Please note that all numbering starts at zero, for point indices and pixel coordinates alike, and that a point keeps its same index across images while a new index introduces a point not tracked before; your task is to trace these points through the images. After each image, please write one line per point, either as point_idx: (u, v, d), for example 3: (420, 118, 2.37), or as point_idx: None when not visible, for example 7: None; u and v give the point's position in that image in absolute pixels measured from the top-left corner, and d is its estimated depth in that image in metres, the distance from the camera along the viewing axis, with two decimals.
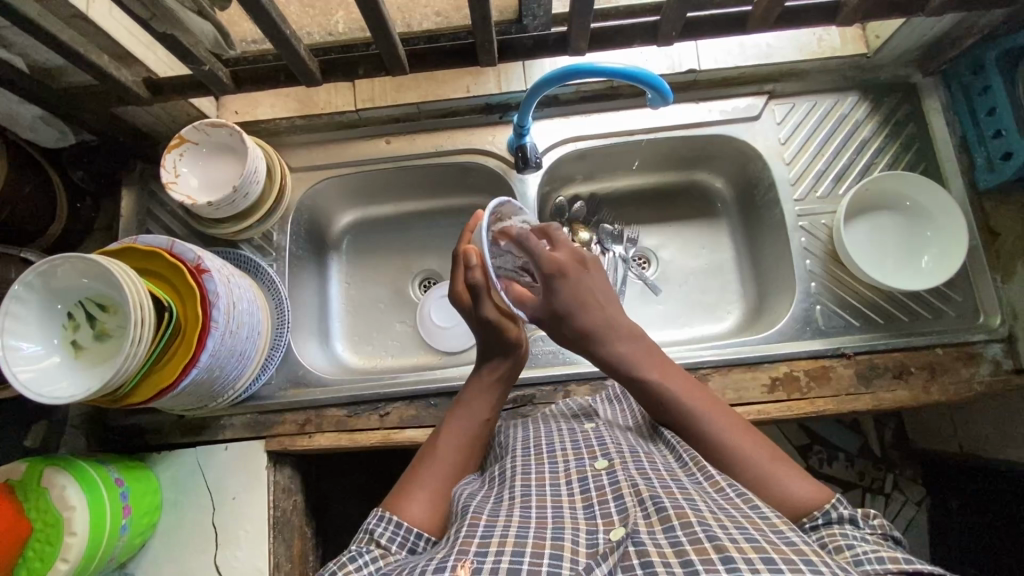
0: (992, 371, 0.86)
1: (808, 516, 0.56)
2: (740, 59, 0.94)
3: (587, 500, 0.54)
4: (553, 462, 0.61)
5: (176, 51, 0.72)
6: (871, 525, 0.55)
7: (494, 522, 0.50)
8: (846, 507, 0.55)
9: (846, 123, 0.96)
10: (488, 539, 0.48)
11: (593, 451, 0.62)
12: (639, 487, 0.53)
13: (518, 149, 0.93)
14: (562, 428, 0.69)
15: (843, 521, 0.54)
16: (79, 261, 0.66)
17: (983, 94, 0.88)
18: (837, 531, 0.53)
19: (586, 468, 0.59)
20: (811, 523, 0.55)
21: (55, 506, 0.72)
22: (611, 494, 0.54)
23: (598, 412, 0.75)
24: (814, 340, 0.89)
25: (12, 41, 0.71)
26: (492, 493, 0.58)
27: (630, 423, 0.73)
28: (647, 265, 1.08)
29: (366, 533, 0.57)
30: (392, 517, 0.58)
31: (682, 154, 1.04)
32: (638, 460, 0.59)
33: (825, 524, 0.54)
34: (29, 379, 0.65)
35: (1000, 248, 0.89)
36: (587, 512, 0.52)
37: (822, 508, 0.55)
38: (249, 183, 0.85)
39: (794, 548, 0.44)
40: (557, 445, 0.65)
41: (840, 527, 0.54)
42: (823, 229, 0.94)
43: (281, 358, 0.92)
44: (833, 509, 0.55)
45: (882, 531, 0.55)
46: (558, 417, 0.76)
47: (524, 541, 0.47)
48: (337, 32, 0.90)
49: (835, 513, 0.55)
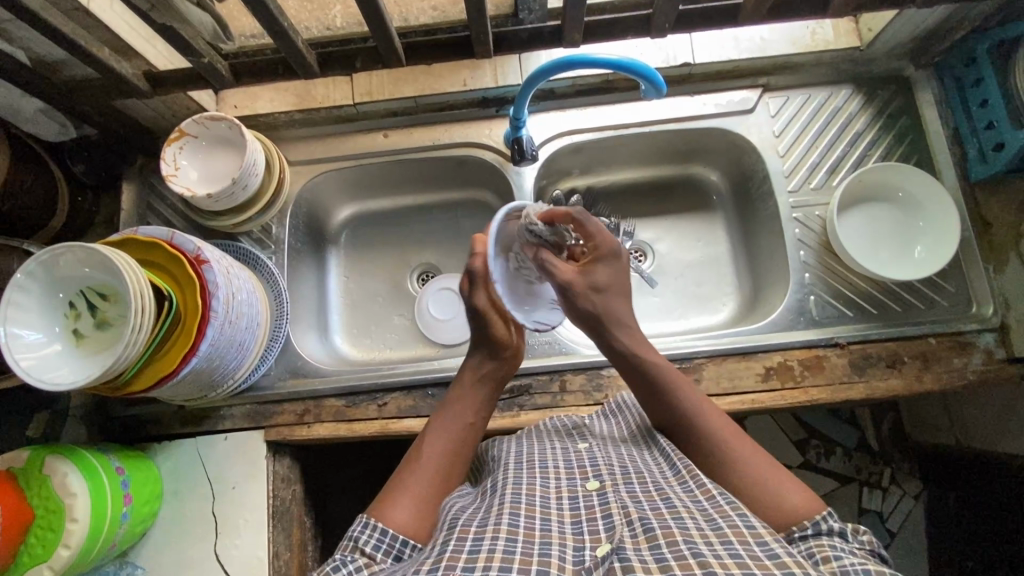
0: (985, 361, 0.86)
1: (798, 525, 0.57)
2: (735, 52, 0.94)
3: (576, 516, 0.56)
4: (545, 478, 0.62)
5: (175, 44, 0.73)
6: (858, 541, 0.57)
7: (483, 534, 0.52)
8: (836, 520, 0.57)
9: (840, 116, 0.97)
10: (475, 553, 0.50)
11: (585, 470, 0.63)
12: (629, 509, 0.54)
13: (515, 142, 0.92)
14: (556, 447, 0.69)
15: (831, 534, 0.56)
16: (81, 250, 0.67)
17: (976, 86, 0.89)
18: (825, 542, 0.54)
19: (577, 487, 0.60)
20: (800, 533, 0.56)
21: (56, 494, 0.73)
22: (600, 512, 0.56)
23: (592, 429, 0.77)
24: (808, 330, 0.90)
25: (14, 34, 0.72)
26: (480, 505, 0.59)
27: (624, 437, 0.74)
28: (644, 258, 1.08)
29: (350, 540, 0.59)
30: (377, 525, 0.59)
31: (678, 147, 1.04)
32: (629, 482, 0.60)
33: (814, 535, 0.56)
34: (30, 366, 0.67)
35: (993, 239, 0.90)
36: (575, 527, 0.54)
37: (812, 518, 0.57)
38: (249, 175, 0.86)
39: (777, 561, 0.46)
40: (551, 461, 0.66)
41: (829, 539, 0.55)
42: (817, 221, 0.94)
43: (280, 349, 0.93)
44: (823, 521, 0.57)
45: (870, 547, 0.57)
46: (551, 434, 0.75)
47: (511, 556, 0.49)
48: (335, 26, 0.92)
49: (825, 525, 0.56)
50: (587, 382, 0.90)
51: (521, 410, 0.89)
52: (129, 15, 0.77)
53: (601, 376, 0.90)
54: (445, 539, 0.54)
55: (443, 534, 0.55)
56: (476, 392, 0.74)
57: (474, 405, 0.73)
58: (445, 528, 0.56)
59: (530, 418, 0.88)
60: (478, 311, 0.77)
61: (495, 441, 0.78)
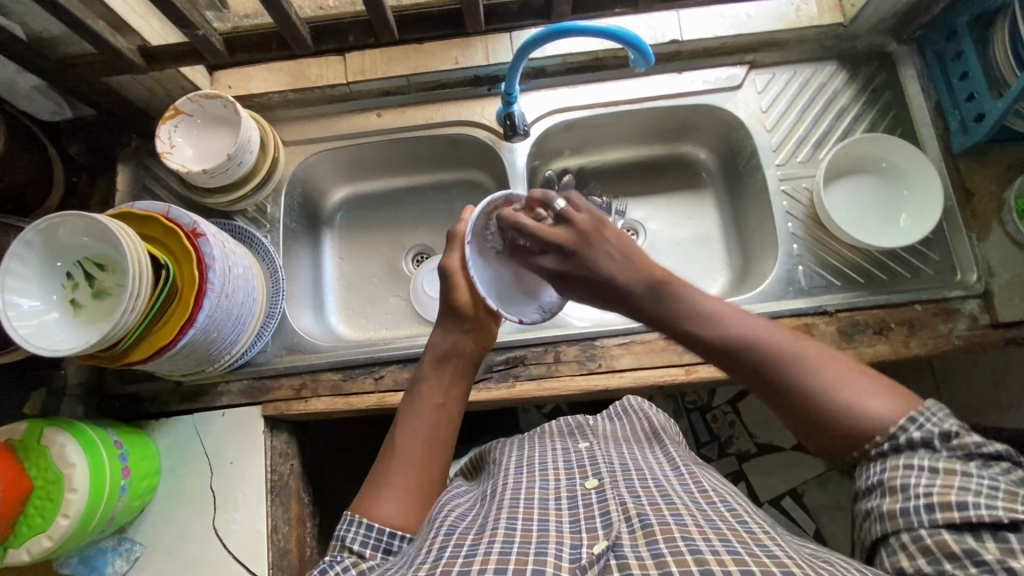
0: (969, 326, 0.88)
1: (873, 441, 0.51)
2: (722, 29, 0.96)
3: (575, 514, 0.54)
4: (545, 480, 0.61)
5: (172, 14, 0.75)
6: (952, 448, 0.49)
7: (480, 540, 0.50)
8: (921, 427, 0.50)
9: (825, 92, 0.99)
10: (471, 557, 0.47)
11: (585, 469, 0.62)
12: (628, 505, 0.53)
13: (507, 118, 0.94)
14: (556, 448, 0.68)
15: (914, 446, 0.50)
16: (80, 219, 0.68)
17: (956, 59, 0.91)
18: (901, 462, 0.49)
19: (577, 486, 0.59)
20: (876, 450, 0.51)
21: (55, 464, 0.73)
22: (598, 510, 0.54)
23: (596, 429, 0.75)
24: (797, 299, 0.92)
25: (11, 9, 0.73)
26: (479, 511, 0.58)
27: (631, 435, 0.73)
28: (635, 237, 1.10)
29: (339, 540, 0.58)
30: (363, 522, 0.59)
31: (667, 125, 1.06)
32: (629, 478, 0.59)
33: (892, 451, 0.50)
34: (29, 333, 0.67)
35: (975, 208, 0.92)
36: (574, 526, 0.52)
37: (889, 431, 0.51)
38: (243, 152, 0.87)
39: (776, 561, 0.44)
40: (550, 463, 0.64)
41: (908, 456, 0.49)
42: (804, 193, 0.96)
43: (276, 326, 0.94)
44: (902, 433, 0.50)
45: (967, 451, 0.49)
46: (554, 434, 0.74)
47: (506, 558, 0.47)
48: (327, 6, 0.94)
49: (904, 437, 0.50)
50: (581, 352, 0.91)
51: (516, 381, 0.90)
52: None
53: (595, 347, 0.91)
54: (441, 544, 0.51)
55: (436, 538, 0.53)
56: (438, 374, 0.72)
57: (442, 385, 0.72)
58: (442, 531, 0.54)
59: (525, 388, 0.90)
60: (446, 271, 0.76)
61: (498, 446, 0.77)
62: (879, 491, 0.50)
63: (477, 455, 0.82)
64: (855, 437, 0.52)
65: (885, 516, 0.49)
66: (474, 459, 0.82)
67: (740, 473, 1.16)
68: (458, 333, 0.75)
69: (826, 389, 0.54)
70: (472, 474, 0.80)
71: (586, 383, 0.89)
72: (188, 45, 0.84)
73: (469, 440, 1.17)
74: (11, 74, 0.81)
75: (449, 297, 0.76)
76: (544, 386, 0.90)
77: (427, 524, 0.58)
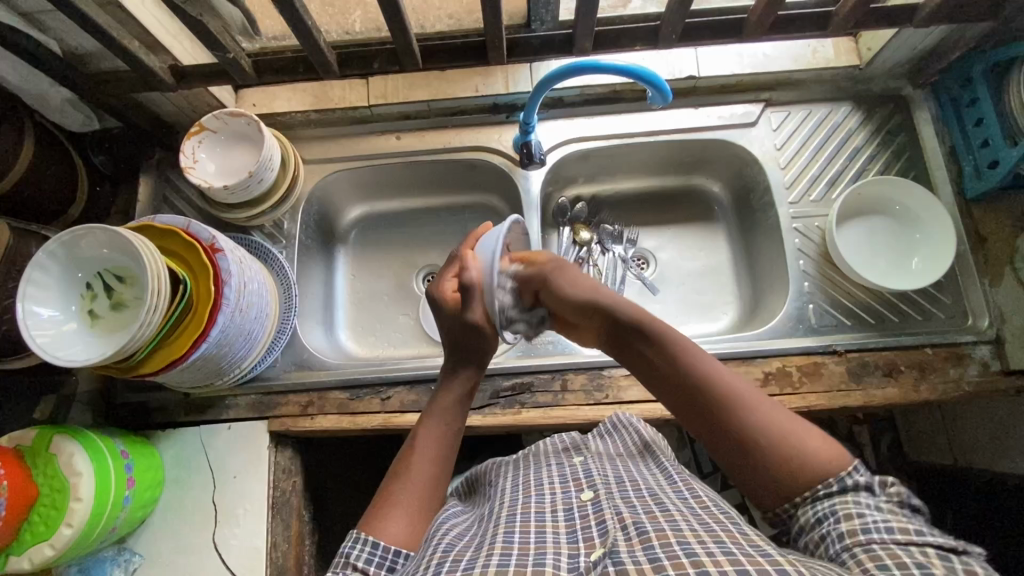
0: (981, 372, 0.88)
1: (824, 483, 0.55)
2: (738, 67, 0.99)
3: (571, 527, 0.54)
4: (540, 494, 0.61)
5: (203, 38, 0.77)
6: (888, 494, 0.54)
7: (477, 555, 0.50)
8: (863, 475, 0.55)
9: (840, 132, 1.00)
10: (471, 570, 0.47)
11: (580, 483, 0.62)
12: (624, 514, 0.53)
13: (523, 146, 0.97)
14: (551, 464, 0.68)
15: (857, 489, 0.54)
16: (102, 232, 0.70)
17: (971, 105, 0.91)
18: (850, 498, 0.53)
19: (572, 499, 0.59)
20: (825, 491, 0.54)
21: (62, 472, 0.73)
22: (593, 519, 0.54)
23: (589, 446, 0.75)
24: (806, 337, 0.92)
25: (49, 25, 0.76)
26: (476, 530, 0.58)
27: (623, 452, 0.73)
28: (645, 266, 1.10)
29: (344, 557, 0.57)
30: (369, 540, 0.58)
31: (681, 157, 1.07)
32: (624, 489, 0.59)
33: (840, 491, 0.54)
34: (45, 342, 0.68)
35: (989, 255, 0.92)
36: (571, 536, 0.52)
37: (839, 475, 0.55)
38: (264, 170, 0.89)
39: (770, 559, 0.44)
40: (545, 479, 0.64)
41: (855, 494, 0.53)
42: (817, 231, 0.96)
43: (286, 342, 0.95)
44: (849, 476, 0.55)
45: (899, 499, 0.54)
46: (547, 451, 0.74)
47: (505, 569, 0.47)
48: (354, 30, 0.97)
49: (851, 481, 0.54)
50: (588, 382, 0.91)
51: (523, 408, 0.90)
52: (160, 11, 0.81)
53: (602, 376, 0.91)
54: (438, 561, 0.51)
55: (434, 555, 0.53)
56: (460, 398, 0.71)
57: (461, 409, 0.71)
58: (439, 549, 0.54)
59: (532, 415, 0.89)
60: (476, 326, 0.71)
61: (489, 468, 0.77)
62: (831, 519, 0.52)
63: (472, 475, 0.81)
64: (807, 477, 0.56)
65: (843, 538, 0.50)
66: (469, 479, 0.82)
67: (744, 506, 1.15)
68: (468, 369, 0.73)
69: (783, 427, 0.58)
70: (467, 494, 0.80)
71: (592, 414, 0.89)
72: (216, 65, 0.86)
73: (469, 462, 1.16)
74: (45, 87, 0.84)
75: (474, 349, 0.73)
76: (550, 415, 0.89)
77: (433, 541, 0.57)
